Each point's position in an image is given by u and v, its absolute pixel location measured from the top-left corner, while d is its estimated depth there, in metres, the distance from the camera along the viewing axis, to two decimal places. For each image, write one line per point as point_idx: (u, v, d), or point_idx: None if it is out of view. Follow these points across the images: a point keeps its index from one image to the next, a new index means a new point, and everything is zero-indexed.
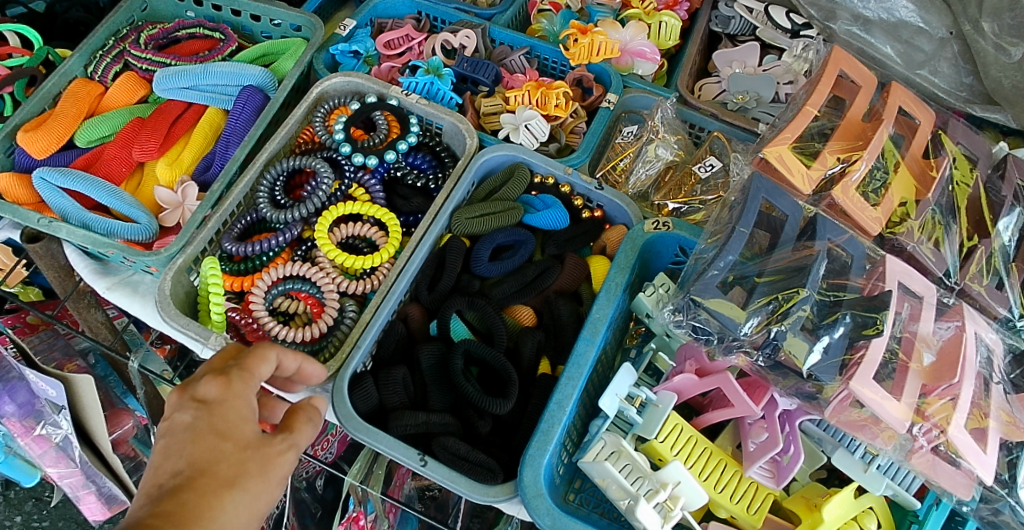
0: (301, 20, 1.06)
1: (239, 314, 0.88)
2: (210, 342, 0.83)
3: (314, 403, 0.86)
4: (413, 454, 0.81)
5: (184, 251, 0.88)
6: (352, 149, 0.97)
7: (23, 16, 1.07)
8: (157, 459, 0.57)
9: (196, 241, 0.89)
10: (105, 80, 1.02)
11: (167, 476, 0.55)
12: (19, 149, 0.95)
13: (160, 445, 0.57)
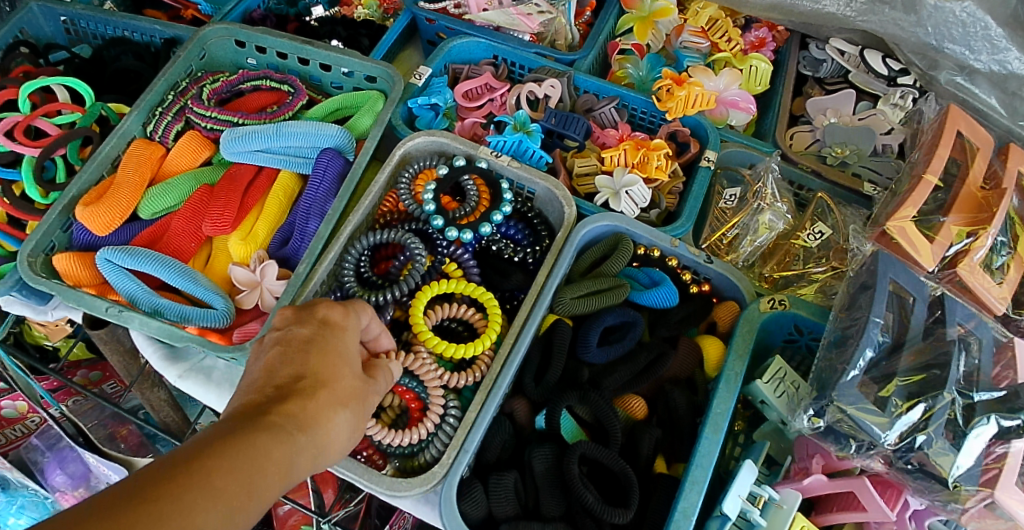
0: (376, 71, 0.96)
1: None
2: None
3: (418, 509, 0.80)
4: None
5: None
6: (444, 221, 0.89)
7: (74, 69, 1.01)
8: (272, 364, 0.59)
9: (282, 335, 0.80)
10: (166, 141, 0.93)
11: (286, 381, 0.57)
12: (76, 224, 0.87)
13: (275, 350, 0.61)
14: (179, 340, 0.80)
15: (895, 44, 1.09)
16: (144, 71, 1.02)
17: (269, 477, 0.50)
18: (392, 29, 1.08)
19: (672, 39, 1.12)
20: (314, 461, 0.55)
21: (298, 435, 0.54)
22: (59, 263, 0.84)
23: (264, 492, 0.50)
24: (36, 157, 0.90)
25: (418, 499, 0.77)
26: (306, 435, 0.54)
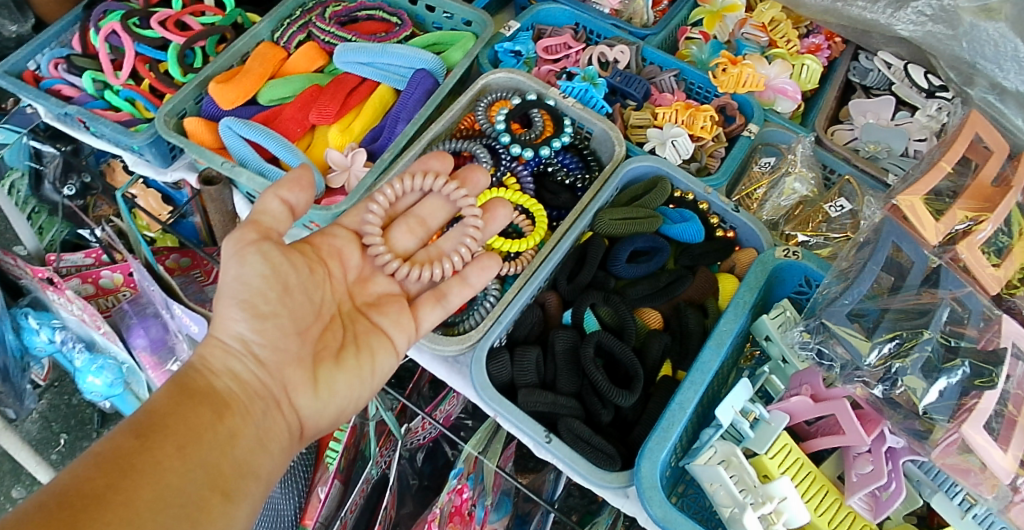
0: (472, 16, 1.12)
1: None
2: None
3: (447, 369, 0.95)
4: (539, 430, 0.88)
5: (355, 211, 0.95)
6: (511, 139, 1.03)
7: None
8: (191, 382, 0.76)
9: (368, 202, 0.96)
10: (289, 47, 1.10)
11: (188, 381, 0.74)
12: (207, 98, 1.04)
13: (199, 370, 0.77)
14: (275, 196, 0.96)
15: (935, 57, 1.20)
16: None
17: (159, 424, 0.65)
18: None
19: (735, 31, 1.23)
20: (207, 395, 0.70)
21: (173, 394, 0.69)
22: (189, 124, 1.00)
23: (159, 432, 0.64)
24: (180, 44, 1.08)
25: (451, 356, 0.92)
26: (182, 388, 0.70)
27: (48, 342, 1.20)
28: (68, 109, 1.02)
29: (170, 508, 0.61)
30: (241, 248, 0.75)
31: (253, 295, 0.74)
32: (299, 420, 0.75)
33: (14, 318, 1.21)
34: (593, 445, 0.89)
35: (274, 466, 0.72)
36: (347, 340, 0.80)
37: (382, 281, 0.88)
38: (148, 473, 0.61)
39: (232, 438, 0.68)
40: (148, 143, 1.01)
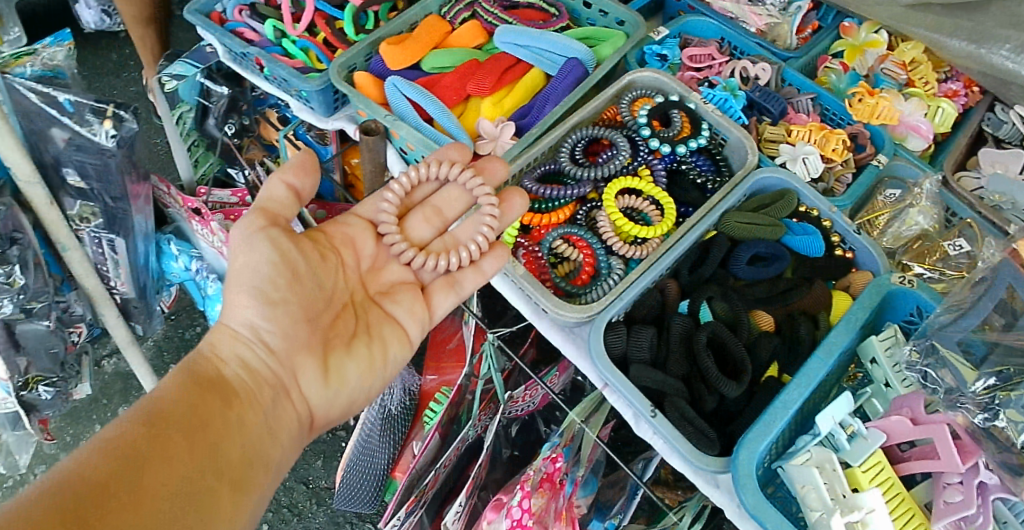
0: (627, 16, 1.16)
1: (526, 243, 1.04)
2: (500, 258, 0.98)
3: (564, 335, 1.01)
4: (646, 405, 0.94)
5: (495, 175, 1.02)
6: (650, 133, 1.08)
7: None
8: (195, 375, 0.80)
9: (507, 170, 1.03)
10: (453, 22, 1.15)
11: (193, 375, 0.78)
12: (375, 57, 1.10)
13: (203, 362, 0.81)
14: (432, 152, 1.03)
15: None
16: None
17: (167, 415, 0.68)
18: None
19: (875, 65, 1.25)
20: (215, 387, 0.74)
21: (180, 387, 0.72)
22: (359, 78, 1.07)
23: (168, 422, 0.68)
24: (355, 6, 1.14)
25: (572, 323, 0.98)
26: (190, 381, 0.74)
27: (183, 269, 1.33)
28: (249, 48, 1.09)
29: (178, 492, 0.63)
30: (249, 233, 0.79)
31: (264, 282, 0.78)
32: (307, 410, 0.79)
33: (158, 243, 1.33)
34: (695, 426, 0.94)
35: (284, 456, 0.76)
36: (358, 328, 0.85)
37: (395, 268, 0.93)
38: (158, 459, 0.64)
39: (241, 425, 0.72)
40: (318, 90, 1.06)
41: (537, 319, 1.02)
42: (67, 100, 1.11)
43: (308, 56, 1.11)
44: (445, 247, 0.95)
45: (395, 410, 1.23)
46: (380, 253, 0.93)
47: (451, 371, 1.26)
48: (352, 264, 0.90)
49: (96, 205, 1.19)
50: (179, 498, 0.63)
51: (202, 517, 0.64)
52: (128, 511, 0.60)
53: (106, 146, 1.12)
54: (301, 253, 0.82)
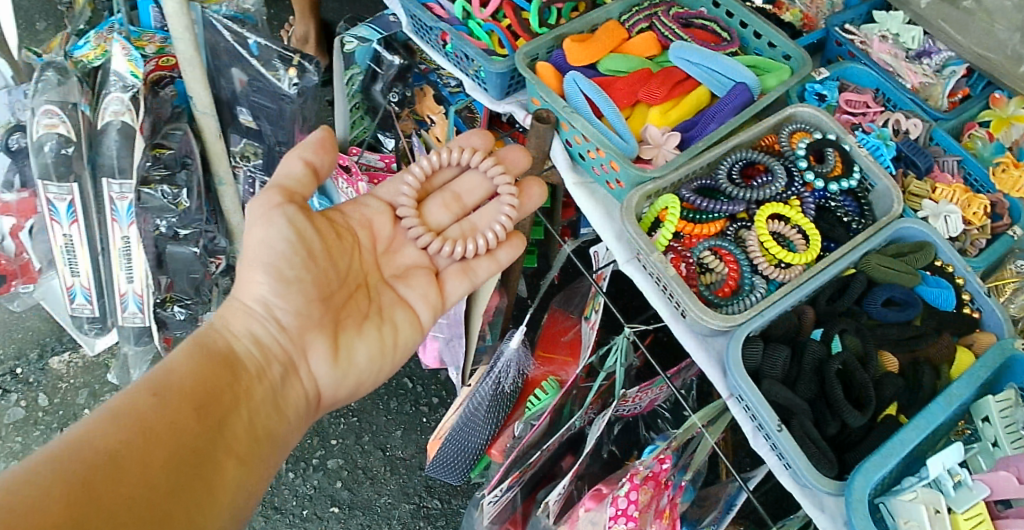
0: (794, 52, 1.18)
1: (678, 247, 1.10)
2: (656, 257, 1.03)
3: (699, 342, 1.07)
4: (774, 419, 0.97)
5: (657, 181, 1.08)
6: (806, 166, 1.13)
7: None
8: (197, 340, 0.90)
9: (667, 178, 1.09)
10: (631, 30, 1.20)
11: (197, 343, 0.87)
12: (557, 51, 1.15)
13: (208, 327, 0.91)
14: (604, 149, 1.07)
15: None
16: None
17: (179, 386, 0.77)
18: (806, 36, 1.29)
19: (1021, 139, 1.21)
20: (225, 362, 0.84)
21: (189, 359, 0.82)
22: (541, 68, 1.12)
23: (177, 394, 0.76)
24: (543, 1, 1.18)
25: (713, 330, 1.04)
26: (200, 353, 0.83)
27: None
28: (439, 23, 1.14)
29: (189, 456, 0.72)
30: (269, 212, 0.89)
31: (278, 259, 0.88)
32: (314, 386, 0.90)
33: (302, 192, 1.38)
34: (819, 448, 0.98)
35: (286, 431, 0.86)
36: (369, 309, 0.96)
37: (407, 252, 1.05)
38: (165, 423, 0.73)
39: (243, 399, 0.82)
40: (499, 73, 1.12)
41: (675, 322, 1.07)
42: (254, 44, 1.17)
43: (490, 39, 1.16)
44: (461, 233, 1.07)
45: (507, 391, 1.28)
46: (394, 236, 1.06)
47: (566, 368, 1.32)
48: (367, 244, 1.02)
49: (258, 146, 1.27)
50: (188, 461, 0.72)
51: (207, 481, 0.73)
52: (140, 468, 0.68)
53: (287, 92, 1.17)
54: (315, 229, 0.93)
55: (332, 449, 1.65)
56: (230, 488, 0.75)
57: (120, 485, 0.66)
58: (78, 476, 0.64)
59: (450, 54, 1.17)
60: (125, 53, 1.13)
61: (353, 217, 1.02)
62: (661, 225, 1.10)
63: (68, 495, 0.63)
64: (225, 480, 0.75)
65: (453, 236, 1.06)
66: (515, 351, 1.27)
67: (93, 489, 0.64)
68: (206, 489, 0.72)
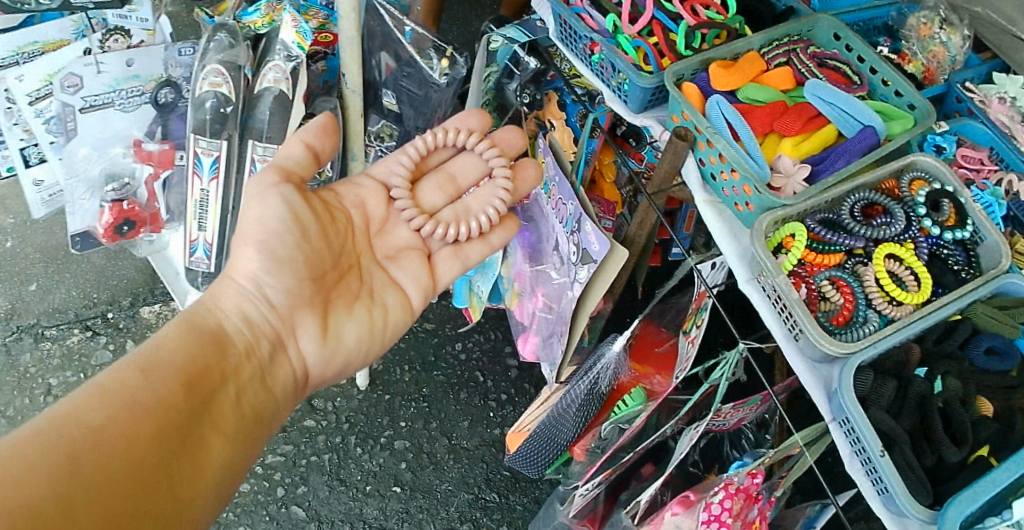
0: (919, 102, 1.21)
1: (800, 273, 1.16)
2: (781, 279, 1.08)
3: (808, 365, 1.11)
4: (877, 445, 1.02)
5: (787, 208, 1.12)
6: (924, 213, 1.19)
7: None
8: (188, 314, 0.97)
9: (797, 206, 1.13)
10: (770, 62, 1.26)
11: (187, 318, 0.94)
12: (702, 74, 1.22)
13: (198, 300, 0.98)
14: (741, 171, 1.13)
15: None
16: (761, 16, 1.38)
17: (167, 367, 0.84)
18: (931, 88, 1.31)
19: None
20: (211, 342, 0.91)
21: (177, 338, 0.89)
22: (688, 88, 1.19)
23: (164, 374, 0.83)
24: (691, 25, 1.24)
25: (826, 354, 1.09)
26: (188, 333, 0.90)
27: None
28: (592, 33, 1.21)
29: (176, 433, 0.79)
30: (267, 193, 0.97)
31: (272, 238, 0.96)
32: (303, 364, 0.98)
33: None
34: (917, 475, 1.02)
35: (275, 407, 0.95)
36: (360, 291, 1.04)
37: (400, 232, 1.14)
38: (150, 401, 0.79)
39: (228, 377, 0.90)
40: (646, 88, 1.18)
41: (787, 343, 1.12)
42: (410, 32, 1.23)
43: (637, 54, 1.22)
44: (453, 216, 1.16)
45: (601, 391, 1.36)
46: (388, 216, 1.14)
47: (655, 378, 1.41)
48: (361, 224, 1.11)
49: (395, 128, 1.31)
50: (175, 438, 0.79)
51: (193, 457, 0.80)
52: (128, 442, 0.74)
53: (437, 81, 1.23)
54: (311, 211, 1.01)
55: (400, 431, 1.70)
56: (213, 462, 0.83)
57: (110, 459, 0.72)
58: (67, 449, 0.71)
59: (595, 64, 1.24)
60: (294, 24, 1.18)
61: (348, 198, 1.11)
62: (784, 251, 1.16)
63: (61, 467, 0.69)
64: (209, 456, 0.82)
65: (446, 220, 1.15)
66: (615, 357, 1.35)
67: (84, 463, 0.71)
68: (192, 464, 0.80)
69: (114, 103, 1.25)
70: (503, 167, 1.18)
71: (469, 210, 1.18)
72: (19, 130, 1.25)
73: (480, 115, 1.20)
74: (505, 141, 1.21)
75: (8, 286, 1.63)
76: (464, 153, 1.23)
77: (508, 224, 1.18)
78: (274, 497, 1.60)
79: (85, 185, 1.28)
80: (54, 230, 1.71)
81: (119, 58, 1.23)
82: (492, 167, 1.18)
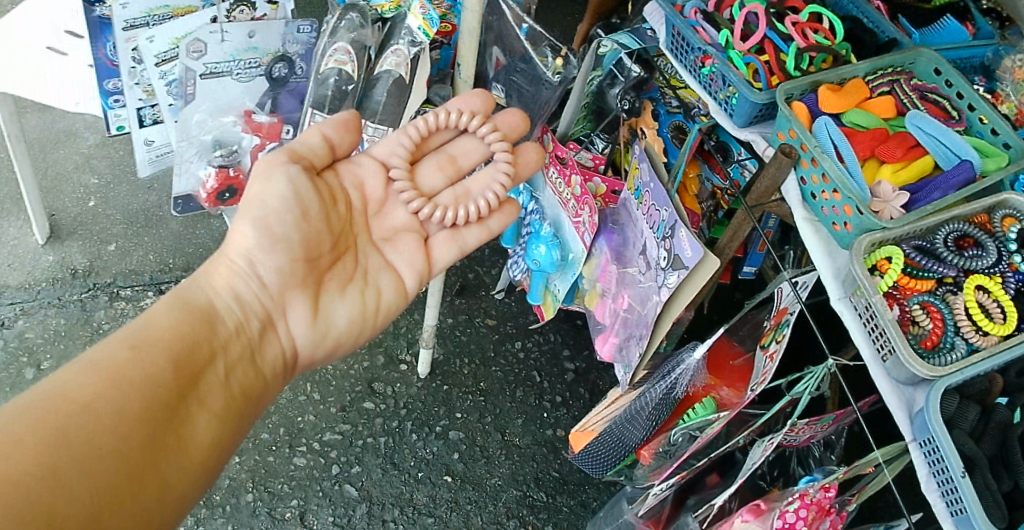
0: (1016, 142, 1.25)
1: (892, 296, 1.16)
2: (878, 297, 1.10)
3: (894, 386, 1.12)
4: (959, 466, 1.04)
5: (887, 230, 1.14)
6: (1013, 249, 1.20)
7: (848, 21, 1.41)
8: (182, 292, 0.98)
9: (897, 230, 1.15)
10: (873, 90, 1.30)
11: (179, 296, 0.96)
12: (810, 95, 1.27)
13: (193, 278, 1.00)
14: (844, 191, 1.16)
15: None
16: (867, 42, 1.39)
17: (158, 343, 0.85)
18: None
19: None
20: (203, 320, 0.92)
21: (168, 315, 0.90)
22: (798, 107, 1.23)
23: (152, 351, 0.84)
24: (800, 47, 1.29)
25: (914, 376, 1.09)
26: (180, 312, 0.92)
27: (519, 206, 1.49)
28: (705, 47, 1.28)
29: (162, 411, 0.80)
30: (268, 172, 0.98)
31: (270, 214, 0.97)
32: (292, 344, 0.99)
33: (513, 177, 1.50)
34: (995, 500, 1.05)
35: (264, 386, 0.96)
36: (354, 272, 1.05)
37: (396, 214, 1.14)
38: (138, 377, 0.80)
39: (218, 354, 0.91)
40: (756, 103, 1.23)
41: (874, 363, 1.13)
42: (527, 28, 1.28)
43: (747, 70, 1.27)
44: (453, 199, 1.16)
45: (675, 395, 1.41)
46: (385, 197, 1.14)
47: (725, 390, 1.43)
48: (358, 204, 1.11)
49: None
50: (162, 415, 0.80)
51: (180, 435, 0.82)
52: (113, 420, 0.76)
53: (550, 79, 1.27)
54: (314, 190, 1.01)
55: (455, 421, 1.73)
56: (201, 439, 0.84)
57: (95, 434, 0.74)
58: (53, 425, 0.72)
59: (706, 75, 1.31)
60: (422, 11, 1.21)
61: (347, 177, 1.11)
62: (878, 273, 1.16)
63: (47, 442, 0.70)
64: (196, 434, 0.83)
65: (445, 203, 1.15)
66: (693, 363, 1.40)
67: (69, 440, 0.72)
68: (177, 441, 0.81)
69: (232, 73, 1.28)
70: (503, 151, 1.17)
71: (469, 194, 1.17)
72: (138, 89, 1.32)
73: (485, 96, 1.17)
74: (506, 124, 1.20)
75: (91, 244, 1.75)
76: (465, 135, 1.22)
77: (505, 209, 1.18)
78: (328, 474, 1.64)
79: (195, 149, 1.31)
80: (137, 194, 1.85)
81: (241, 30, 1.26)
82: (494, 149, 1.17)
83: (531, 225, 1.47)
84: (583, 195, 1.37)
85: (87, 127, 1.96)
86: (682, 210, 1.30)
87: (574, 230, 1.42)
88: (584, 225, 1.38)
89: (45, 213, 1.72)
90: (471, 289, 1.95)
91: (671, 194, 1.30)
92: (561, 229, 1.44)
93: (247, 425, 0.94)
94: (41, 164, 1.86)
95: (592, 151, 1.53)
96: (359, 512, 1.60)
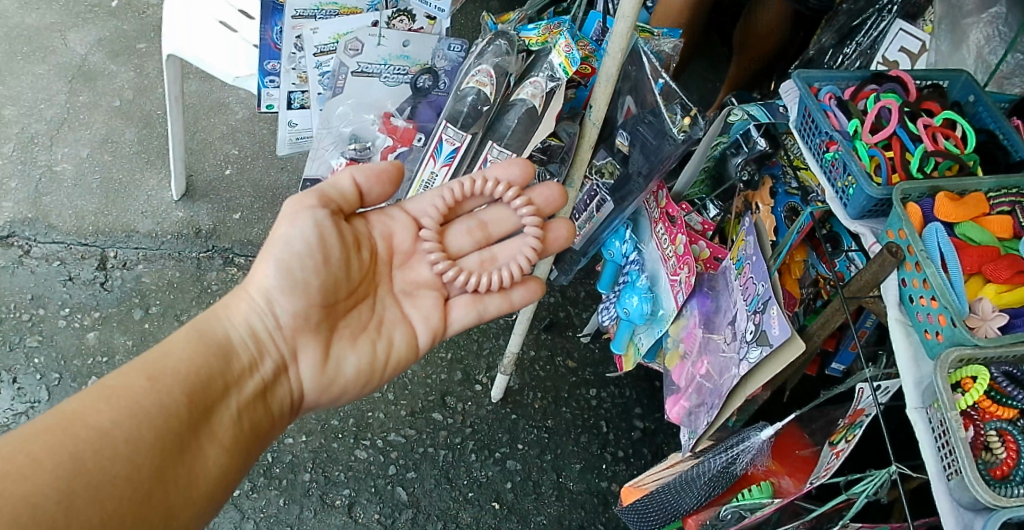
0: None
1: (970, 416, 1.09)
2: (953, 414, 1.03)
3: (953, 507, 1.05)
4: None
5: (981, 347, 1.05)
6: None
7: (986, 134, 1.37)
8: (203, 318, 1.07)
9: (993, 348, 1.06)
10: (992, 208, 1.24)
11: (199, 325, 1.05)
12: (926, 200, 1.21)
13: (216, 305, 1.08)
14: (941, 300, 1.10)
15: None
16: (1002, 155, 1.34)
17: (173, 376, 0.94)
18: None
19: None
20: (219, 355, 1.01)
21: (182, 347, 0.98)
22: (912, 208, 1.18)
23: (166, 382, 0.92)
24: (926, 150, 1.28)
25: (975, 500, 1.02)
26: (195, 344, 1.00)
27: (621, 252, 1.52)
28: (832, 133, 1.29)
29: (173, 441, 0.89)
30: (294, 216, 1.06)
31: (293, 258, 1.05)
32: (301, 388, 1.08)
33: (621, 224, 1.52)
34: None
35: (272, 423, 1.04)
36: (368, 322, 1.13)
37: (420, 269, 1.22)
38: (150, 407, 0.89)
39: (230, 389, 0.99)
40: (871, 197, 1.22)
41: (937, 480, 1.07)
42: (663, 83, 1.35)
43: (870, 162, 1.28)
44: (478, 264, 1.23)
45: (733, 472, 1.37)
46: (412, 251, 1.22)
47: (786, 479, 1.38)
48: (384, 256, 1.19)
49: (618, 168, 1.43)
50: (173, 444, 0.89)
51: (189, 466, 0.90)
52: (126, 448, 0.84)
53: (674, 135, 1.31)
54: (338, 236, 1.09)
55: (515, 451, 1.77)
56: (207, 471, 0.92)
57: (107, 462, 0.82)
58: (69, 449, 0.81)
59: (829, 161, 1.32)
60: (566, 50, 1.28)
61: (378, 227, 1.20)
62: (960, 390, 1.09)
63: (62, 466, 0.79)
64: (205, 464, 0.92)
65: (470, 267, 1.22)
66: (757, 445, 1.36)
67: (83, 465, 0.80)
68: (187, 470, 0.89)
69: (381, 75, 1.39)
70: (534, 225, 1.22)
71: (495, 259, 1.25)
72: (294, 74, 1.45)
73: (523, 168, 1.21)
74: (543, 197, 1.24)
75: (219, 209, 1.95)
76: (498, 203, 1.27)
77: (528, 284, 1.25)
78: (384, 473, 1.70)
79: (332, 138, 1.41)
80: (269, 172, 2.05)
81: (399, 37, 1.39)
82: (524, 222, 1.22)
83: (628, 274, 1.50)
84: (685, 256, 1.39)
85: (238, 103, 2.18)
86: (779, 289, 1.30)
87: (669, 288, 1.44)
88: (679, 284, 1.41)
89: (184, 174, 1.93)
90: (559, 326, 1.99)
91: (770, 271, 1.31)
92: (656, 285, 1.47)
93: (253, 459, 1.02)
94: (192, 128, 2.10)
95: (703, 215, 1.58)
96: (404, 516, 1.66)
